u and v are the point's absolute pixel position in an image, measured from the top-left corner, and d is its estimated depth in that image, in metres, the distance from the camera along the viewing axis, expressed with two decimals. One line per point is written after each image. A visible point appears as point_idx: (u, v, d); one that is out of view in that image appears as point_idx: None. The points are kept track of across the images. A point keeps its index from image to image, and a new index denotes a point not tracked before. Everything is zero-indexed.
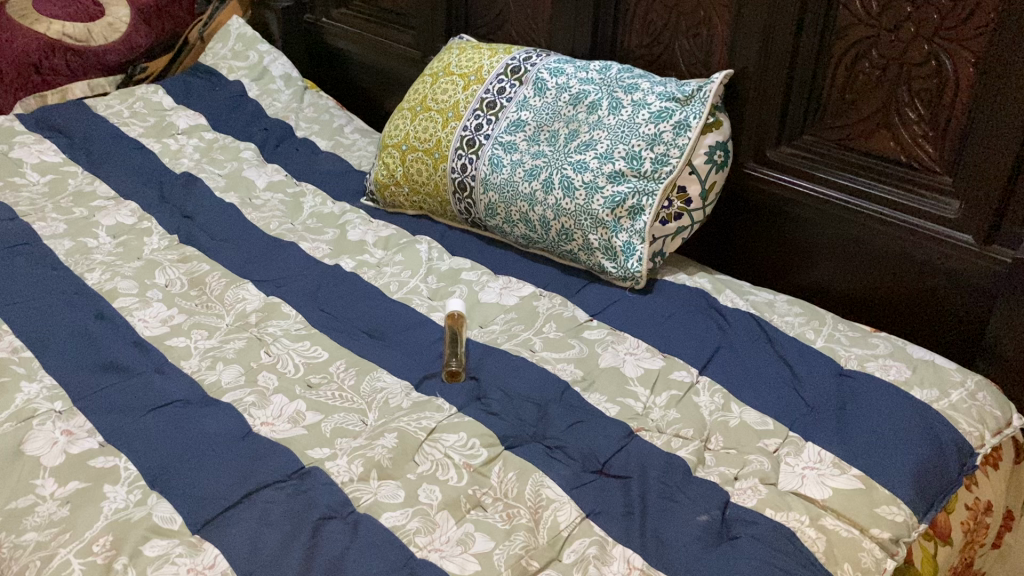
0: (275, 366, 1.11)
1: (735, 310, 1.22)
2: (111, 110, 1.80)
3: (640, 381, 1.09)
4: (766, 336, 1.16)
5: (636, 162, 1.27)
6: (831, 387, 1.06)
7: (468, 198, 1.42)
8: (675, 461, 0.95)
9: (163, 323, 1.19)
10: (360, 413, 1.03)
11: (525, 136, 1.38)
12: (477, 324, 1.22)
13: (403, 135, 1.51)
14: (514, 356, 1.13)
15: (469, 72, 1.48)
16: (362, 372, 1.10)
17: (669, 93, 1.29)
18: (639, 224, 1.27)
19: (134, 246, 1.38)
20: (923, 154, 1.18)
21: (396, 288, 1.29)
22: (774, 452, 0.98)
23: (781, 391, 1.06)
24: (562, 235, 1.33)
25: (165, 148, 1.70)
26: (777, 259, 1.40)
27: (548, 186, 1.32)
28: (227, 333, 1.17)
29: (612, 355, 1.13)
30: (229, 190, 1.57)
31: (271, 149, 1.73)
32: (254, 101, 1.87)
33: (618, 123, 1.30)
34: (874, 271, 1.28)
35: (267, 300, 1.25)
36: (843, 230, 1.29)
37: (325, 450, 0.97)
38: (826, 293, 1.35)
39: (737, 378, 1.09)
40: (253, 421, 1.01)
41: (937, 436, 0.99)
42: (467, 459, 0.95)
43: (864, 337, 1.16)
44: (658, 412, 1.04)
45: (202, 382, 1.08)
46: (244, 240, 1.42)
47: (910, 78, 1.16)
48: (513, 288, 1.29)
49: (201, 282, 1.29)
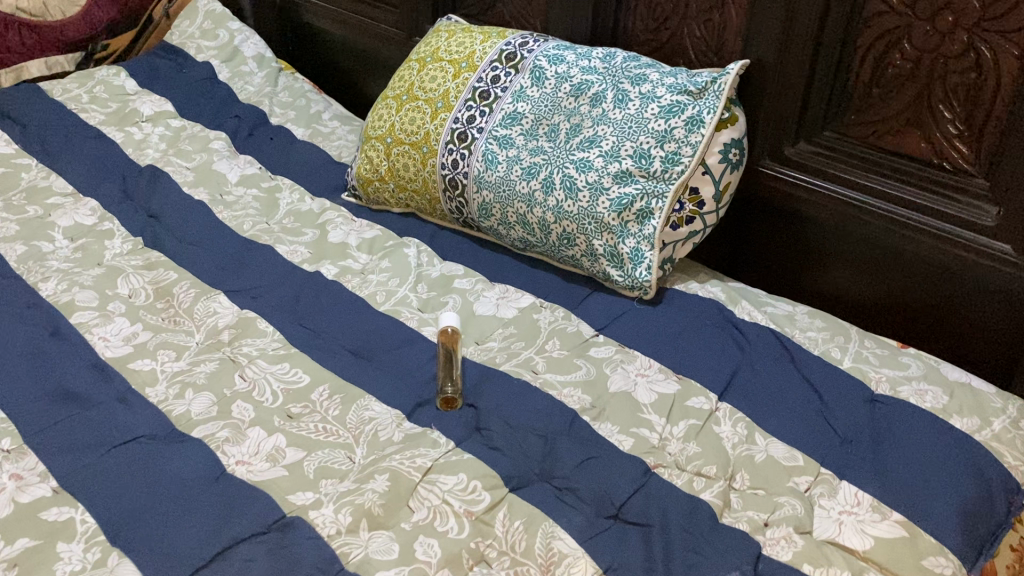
0: (250, 394, 1.00)
1: (753, 324, 1.12)
2: (68, 94, 1.66)
3: (654, 408, 0.99)
4: (790, 355, 1.07)
5: (644, 161, 1.17)
6: (864, 416, 0.98)
7: (459, 197, 1.31)
8: (700, 507, 0.86)
9: (126, 342, 1.08)
10: (346, 448, 0.93)
11: (523, 130, 1.27)
12: (473, 341, 1.11)
13: (387, 127, 1.39)
14: (515, 380, 1.03)
15: (459, 58, 1.36)
16: (348, 400, 0.99)
17: (680, 86, 1.18)
18: (648, 229, 1.17)
19: (95, 250, 1.26)
20: (958, 156, 1.08)
21: (383, 299, 1.18)
22: (805, 492, 0.89)
23: (809, 419, 0.97)
24: (563, 240, 1.22)
25: (128, 137, 1.57)
26: (792, 261, 1.31)
27: (549, 187, 1.21)
28: (197, 354, 1.06)
29: (622, 378, 1.04)
30: (199, 185, 1.45)
31: (244, 137, 1.60)
32: (224, 84, 1.75)
33: (625, 117, 1.20)
34: (898, 279, 1.19)
35: (241, 313, 1.13)
36: (864, 235, 1.20)
37: (309, 495, 0.87)
38: (843, 301, 1.27)
39: (760, 405, 1.00)
40: (227, 460, 0.91)
41: (982, 473, 0.90)
42: (467, 505, 0.85)
43: (893, 356, 1.07)
44: (676, 445, 0.95)
45: (170, 413, 0.97)
46: (215, 243, 1.30)
47: (945, 72, 1.06)
48: (511, 299, 1.19)
49: (167, 293, 1.18)
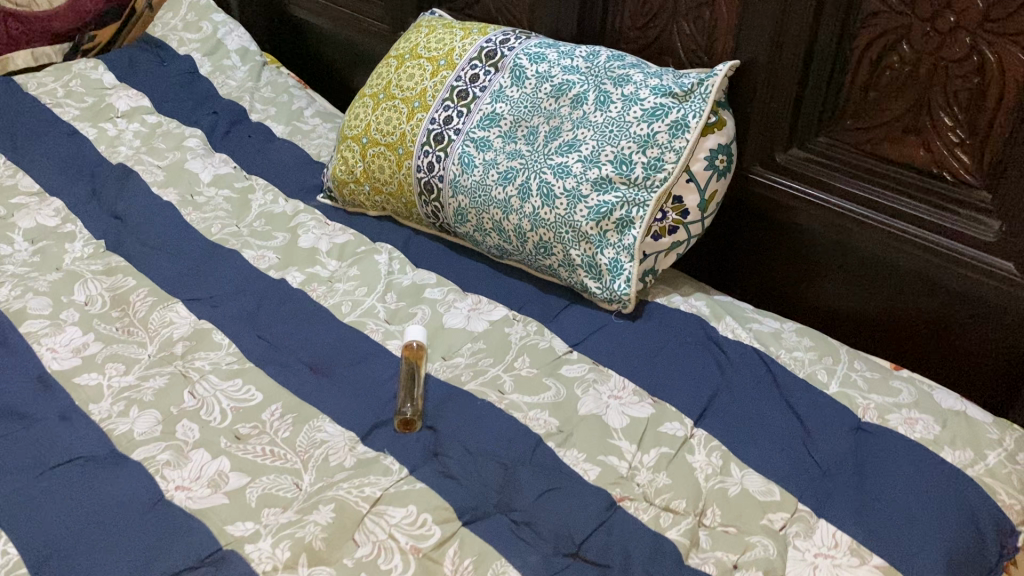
0: (197, 413, 0.94)
1: (736, 342, 1.06)
2: (43, 88, 1.61)
3: (625, 434, 0.93)
4: (773, 378, 1.00)
5: (625, 167, 1.10)
6: (848, 447, 0.91)
7: (435, 201, 1.25)
8: (665, 546, 0.80)
9: (75, 354, 1.03)
10: (294, 474, 0.88)
11: (501, 132, 1.21)
12: (439, 356, 1.06)
13: (363, 127, 1.33)
14: (478, 401, 0.97)
15: (438, 56, 1.30)
16: (301, 421, 0.94)
17: (665, 88, 1.11)
18: (628, 239, 1.10)
19: (54, 254, 1.22)
20: (959, 166, 1.01)
21: (349, 309, 1.13)
22: (780, 530, 0.83)
23: (789, 449, 0.91)
24: (540, 249, 1.16)
25: (101, 133, 1.52)
26: (784, 272, 1.24)
27: (525, 193, 1.15)
28: (147, 368, 1.01)
29: (593, 400, 0.98)
30: (169, 185, 1.40)
31: (221, 134, 1.55)
32: (205, 78, 1.70)
33: (606, 120, 1.13)
34: (893, 294, 1.12)
35: (198, 324, 1.08)
36: (858, 248, 1.13)
37: (248, 525, 0.82)
38: (836, 315, 1.20)
39: (738, 433, 0.93)
40: (166, 485, 0.86)
41: (973, 512, 0.84)
42: (415, 541, 0.80)
43: (884, 380, 1.00)
44: (645, 475, 0.89)
45: (111, 432, 0.92)
46: (180, 247, 1.25)
47: (946, 76, 0.98)
48: (482, 311, 1.13)
49: (124, 301, 1.13)
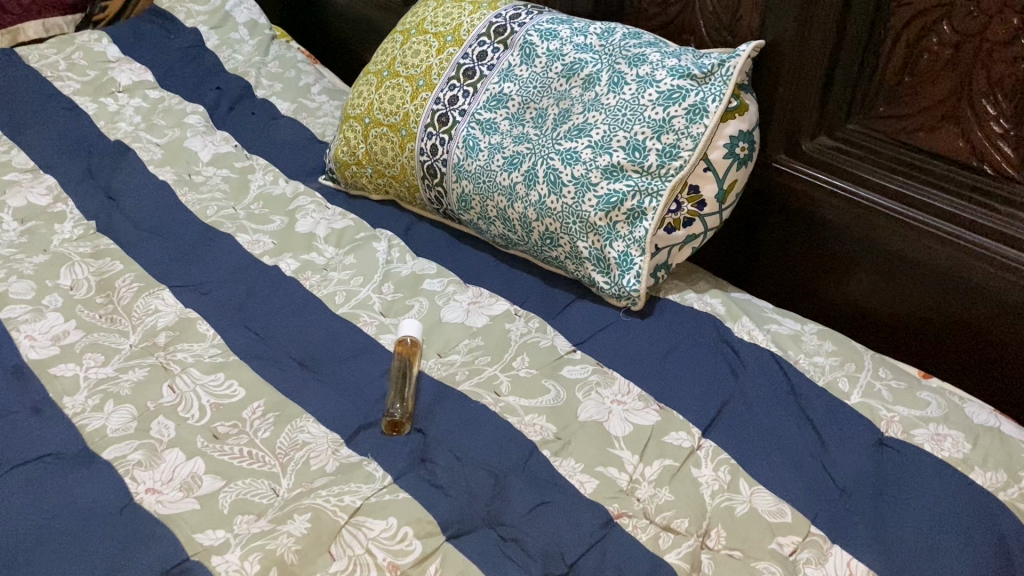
0: (175, 410, 0.90)
1: (753, 345, 0.98)
2: (44, 61, 1.57)
3: (627, 443, 0.87)
4: (790, 386, 0.93)
5: (638, 155, 1.03)
6: (869, 465, 0.84)
7: (438, 186, 1.19)
8: (663, 571, 0.74)
9: (54, 342, 0.98)
10: (271, 478, 0.83)
11: (509, 114, 1.14)
12: (434, 353, 1.00)
13: (366, 106, 1.27)
14: (472, 403, 0.91)
15: (445, 32, 1.23)
16: (283, 421, 0.89)
17: (683, 69, 1.03)
18: (639, 231, 1.03)
19: (42, 235, 1.17)
20: (1001, 158, 0.93)
21: (343, 300, 1.07)
22: (790, 556, 0.76)
23: (805, 466, 0.84)
24: (546, 239, 1.09)
25: (101, 108, 1.47)
26: (809, 268, 1.17)
27: (531, 179, 1.08)
28: (127, 359, 0.96)
29: (595, 404, 0.91)
30: (166, 164, 1.35)
31: (224, 111, 1.49)
32: (211, 52, 1.64)
33: (618, 103, 1.05)
34: (923, 295, 1.04)
35: (183, 313, 1.03)
36: (887, 246, 1.05)
37: (218, 534, 0.76)
38: (864, 314, 1.13)
39: (750, 445, 0.86)
40: (136, 487, 0.81)
41: (1004, 543, 0.77)
42: (394, 557, 0.74)
43: (911, 391, 0.92)
44: (646, 490, 0.83)
45: (83, 429, 0.87)
46: (173, 230, 1.20)
47: (989, 61, 0.90)
48: (483, 305, 1.07)
49: (109, 286, 1.08)
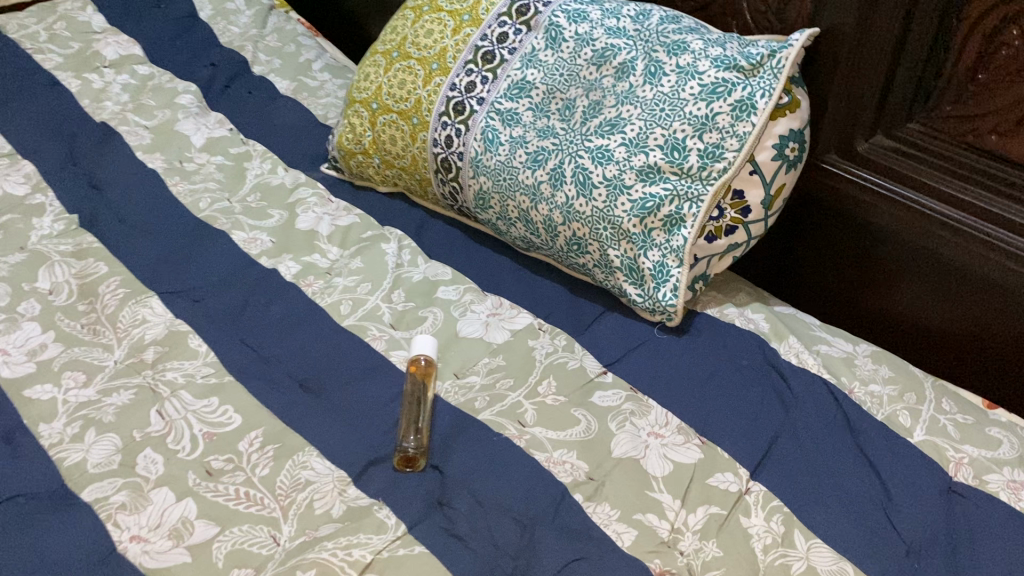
0: (164, 441, 0.80)
1: (803, 371, 0.89)
2: (25, 32, 1.45)
3: (667, 486, 0.78)
4: (846, 421, 0.84)
5: (677, 155, 0.92)
6: (938, 516, 0.75)
7: (453, 181, 1.09)
8: None
9: (29, 359, 0.89)
10: (272, 525, 0.73)
11: (532, 104, 1.03)
12: (451, 373, 0.90)
13: (373, 90, 1.16)
14: (494, 436, 0.82)
15: (460, 10, 1.11)
16: (284, 455, 0.80)
17: (729, 59, 0.91)
18: (677, 239, 0.93)
19: (18, 231, 1.07)
20: None
21: (349, 310, 0.98)
22: None
23: (867, 517, 0.75)
24: (573, 245, 1.00)
25: (85, 85, 1.36)
26: (855, 275, 1.08)
27: (557, 179, 0.98)
28: (111, 379, 0.87)
29: (631, 438, 0.82)
30: (155, 149, 1.24)
31: (218, 91, 1.39)
32: (205, 23, 1.52)
33: (655, 96, 0.94)
34: (983, 310, 0.95)
35: (173, 326, 0.94)
36: (944, 257, 0.96)
37: None
38: (914, 327, 1.04)
39: (804, 491, 0.78)
40: (118, 535, 0.71)
41: None
42: None
43: (979, 427, 0.83)
44: (690, 541, 0.74)
45: (61, 463, 0.78)
46: (163, 226, 1.10)
47: None
48: (503, 318, 0.97)
49: (91, 292, 0.98)
